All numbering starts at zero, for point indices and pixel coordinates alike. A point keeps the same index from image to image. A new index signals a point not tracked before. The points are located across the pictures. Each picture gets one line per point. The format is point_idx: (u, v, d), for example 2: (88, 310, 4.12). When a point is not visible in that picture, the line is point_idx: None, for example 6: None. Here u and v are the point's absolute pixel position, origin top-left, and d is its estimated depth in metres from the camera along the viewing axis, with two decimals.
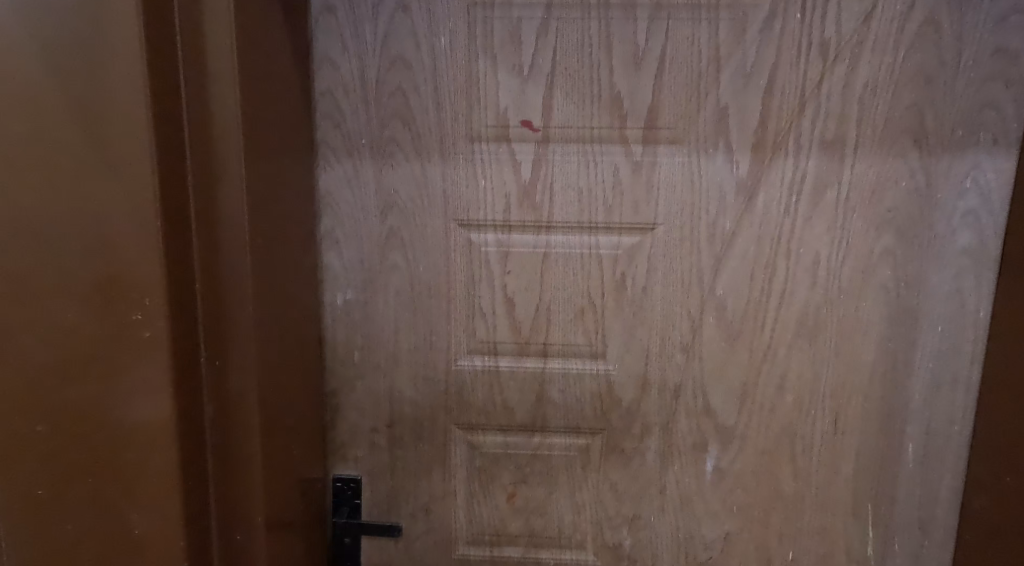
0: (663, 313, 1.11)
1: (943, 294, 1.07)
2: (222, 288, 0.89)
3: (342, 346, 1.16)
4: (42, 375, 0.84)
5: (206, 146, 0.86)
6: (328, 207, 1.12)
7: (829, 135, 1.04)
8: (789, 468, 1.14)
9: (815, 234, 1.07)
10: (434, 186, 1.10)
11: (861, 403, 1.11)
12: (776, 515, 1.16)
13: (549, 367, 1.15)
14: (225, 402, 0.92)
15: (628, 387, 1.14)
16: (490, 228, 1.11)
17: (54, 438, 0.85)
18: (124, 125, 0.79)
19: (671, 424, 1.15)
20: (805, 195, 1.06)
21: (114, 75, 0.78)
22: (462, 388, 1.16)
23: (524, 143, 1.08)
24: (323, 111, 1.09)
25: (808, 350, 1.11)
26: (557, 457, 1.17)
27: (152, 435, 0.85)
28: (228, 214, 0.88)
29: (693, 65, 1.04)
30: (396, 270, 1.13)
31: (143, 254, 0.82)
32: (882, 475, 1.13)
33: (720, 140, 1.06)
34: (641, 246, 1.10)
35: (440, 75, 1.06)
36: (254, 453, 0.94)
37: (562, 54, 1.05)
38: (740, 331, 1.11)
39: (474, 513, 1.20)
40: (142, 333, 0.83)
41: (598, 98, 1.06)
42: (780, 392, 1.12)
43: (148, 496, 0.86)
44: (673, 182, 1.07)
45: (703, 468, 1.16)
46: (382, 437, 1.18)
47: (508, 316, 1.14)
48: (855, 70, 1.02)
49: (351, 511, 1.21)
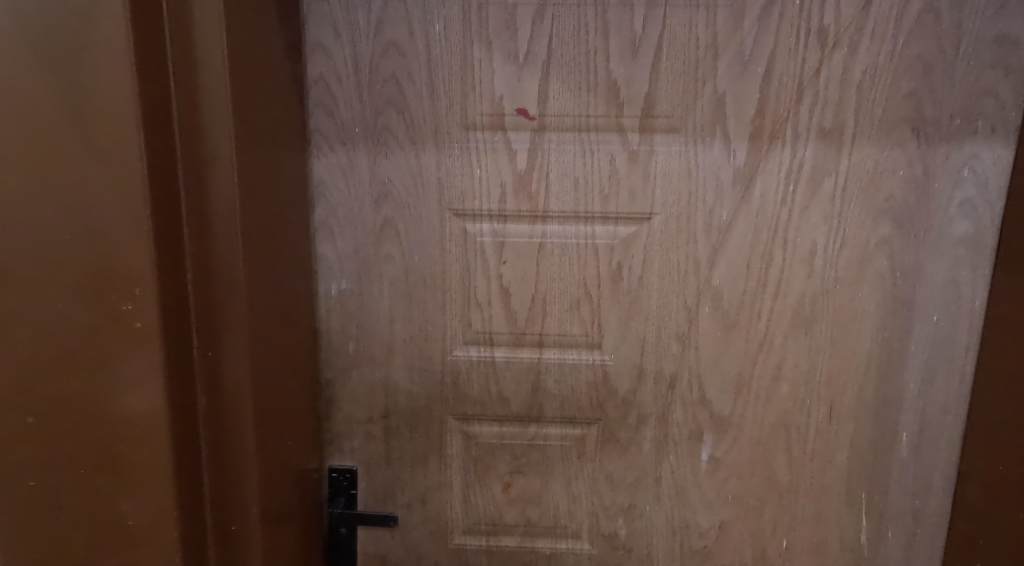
0: (660, 303, 1.11)
1: (940, 283, 1.07)
2: (215, 279, 0.88)
3: (336, 337, 1.15)
4: (33, 367, 0.83)
5: (197, 134, 0.85)
6: (322, 196, 1.10)
7: (827, 124, 1.04)
8: (785, 458, 1.14)
9: (813, 223, 1.07)
10: (428, 175, 1.09)
11: (856, 392, 1.11)
12: (770, 504, 1.16)
13: (545, 357, 1.14)
14: (219, 394, 0.91)
15: (624, 377, 1.14)
16: (485, 218, 1.10)
17: (45, 430, 0.84)
18: (112, 114, 0.78)
19: (668, 414, 1.15)
20: (803, 185, 1.06)
21: (101, 63, 0.77)
22: (458, 379, 1.16)
23: (520, 131, 1.07)
24: (316, 100, 1.08)
25: (805, 340, 1.11)
26: (553, 448, 1.17)
27: (145, 428, 0.84)
28: (220, 204, 0.87)
29: (691, 53, 1.03)
30: (390, 260, 1.12)
31: (133, 244, 0.80)
32: (877, 464, 1.13)
33: (718, 128, 1.05)
34: (638, 236, 1.09)
35: (435, 63, 1.05)
36: (249, 444, 0.93)
37: (559, 41, 1.04)
38: (736, 321, 1.11)
39: (470, 503, 1.20)
40: (134, 325, 0.82)
41: (594, 87, 1.05)
42: (776, 381, 1.12)
43: (141, 488, 0.85)
44: (671, 171, 1.07)
45: (699, 458, 1.16)
46: (377, 428, 1.18)
47: (504, 306, 1.13)
48: (854, 57, 1.02)
49: (347, 502, 1.20)
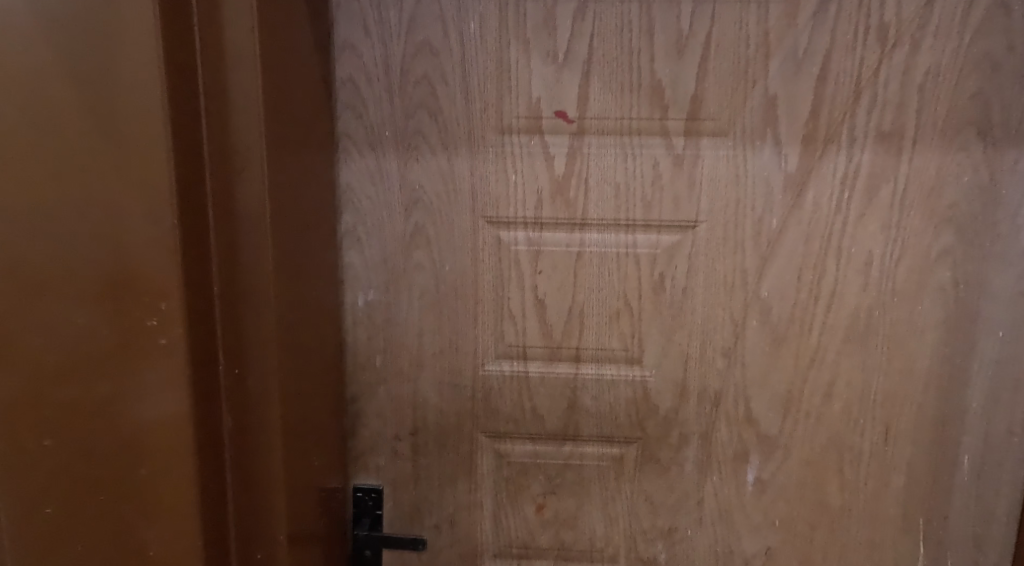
0: (704, 316, 1.05)
1: (1005, 296, 1.00)
2: (241, 288, 0.84)
3: (362, 350, 1.10)
4: (49, 385, 0.78)
5: (224, 137, 0.81)
6: (349, 203, 1.06)
7: (886, 127, 0.98)
8: (836, 481, 1.08)
9: (869, 232, 1.01)
10: (461, 180, 1.04)
11: (914, 412, 1.05)
12: (820, 529, 1.10)
13: (582, 372, 1.08)
14: (244, 409, 0.86)
15: (665, 394, 1.08)
16: (520, 226, 1.05)
17: (62, 452, 0.79)
18: (136, 117, 0.74)
19: (712, 432, 1.08)
20: (858, 191, 1.00)
21: (125, 62, 0.73)
22: (490, 394, 1.10)
23: (558, 135, 1.01)
24: (344, 102, 1.03)
25: (858, 356, 1.04)
26: (589, 467, 1.11)
27: (168, 450, 0.79)
28: (248, 210, 0.83)
29: (739, 52, 0.98)
30: (421, 269, 1.07)
31: (157, 255, 0.76)
32: (935, 488, 1.06)
33: (768, 131, 0.99)
34: (681, 245, 1.03)
35: (469, 63, 1.00)
36: (276, 462, 0.89)
37: (600, 39, 0.99)
38: (785, 336, 1.05)
39: (501, 524, 1.14)
40: (157, 341, 0.77)
41: (637, 88, 0.99)
42: (826, 400, 1.06)
43: (165, 515, 0.80)
44: (718, 176, 1.01)
45: (744, 479, 1.09)
46: (404, 445, 1.13)
47: (539, 319, 1.07)
48: (916, 56, 0.96)
49: (373, 523, 1.15)
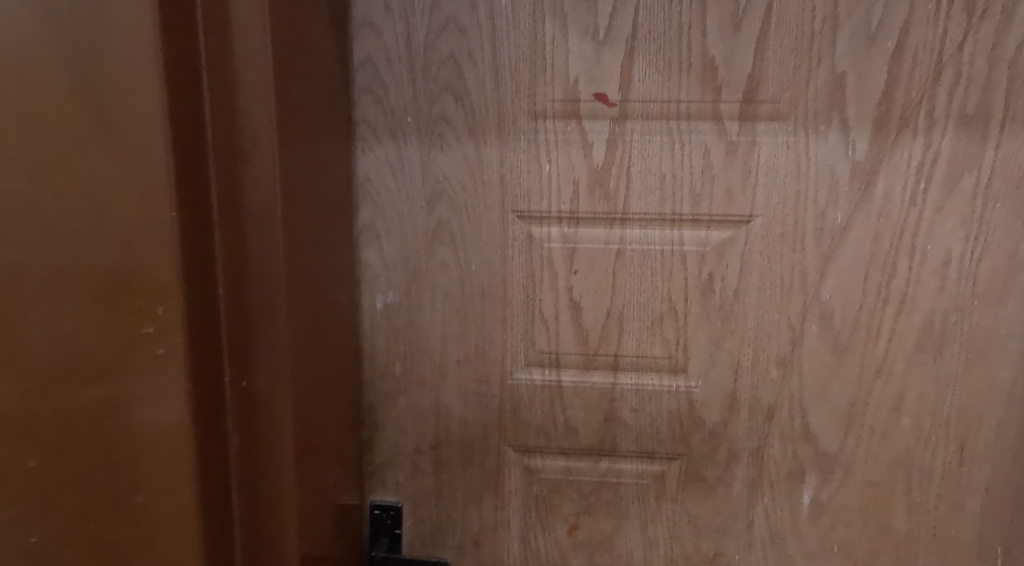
0: (757, 321, 0.95)
1: None
2: (249, 289, 0.75)
3: (381, 356, 1.01)
4: (33, 398, 0.69)
5: (231, 118, 0.71)
6: (367, 196, 0.96)
7: (969, 109, 0.87)
8: (902, 504, 0.97)
9: (946, 228, 0.90)
10: (490, 170, 0.94)
11: (993, 428, 0.94)
12: (883, 556, 0.99)
13: (620, 382, 0.99)
14: (254, 423, 0.77)
15: (713, 407, 0.98)
16: (555, 221, 0.95)
17: (47, 475, 0.70)
18: (132, 96, 0.65)
19: (764, 449, 0.98)
20: (936, 182, 0.89)
21: (118, 32, 0.64)
22: (520, 405, 1.01)
23: (597, 120, 0.92)
24: (362, 84, 0.93)
25: (931, 366, 0.94)
26: (627, 486, 1.02)
27: (166, 471, 0.70)
28: (257, 200, 0.73)
29: (803, 26, 0.87)
30: (445, 269, 0.97)
31: (154, 251, 0.67)
32: (1015, 513, 0.96)
33: (834, 115, 0.89)
34: (733, 243, 0.93)
35: (501, 40, 0.91)
36: (288, 483, 0.79)
37: (647, 12, 0.89)
38: (849, 343, 0.94)
39: (530, 547, 1.05)
40: (154, 348, 0.68)
41: (687, 67, 0.89)
42: (894, 415, 0.95)
43: (162, 544, 0.71)
44: (775, 165, 0.91)
45: (799, 501, 0.99)
46: (426, 460, 1.03)
47: (574, 324, 0.98)
48: (1005, 29, 0.85)
49: (391, 543, 1.06)
